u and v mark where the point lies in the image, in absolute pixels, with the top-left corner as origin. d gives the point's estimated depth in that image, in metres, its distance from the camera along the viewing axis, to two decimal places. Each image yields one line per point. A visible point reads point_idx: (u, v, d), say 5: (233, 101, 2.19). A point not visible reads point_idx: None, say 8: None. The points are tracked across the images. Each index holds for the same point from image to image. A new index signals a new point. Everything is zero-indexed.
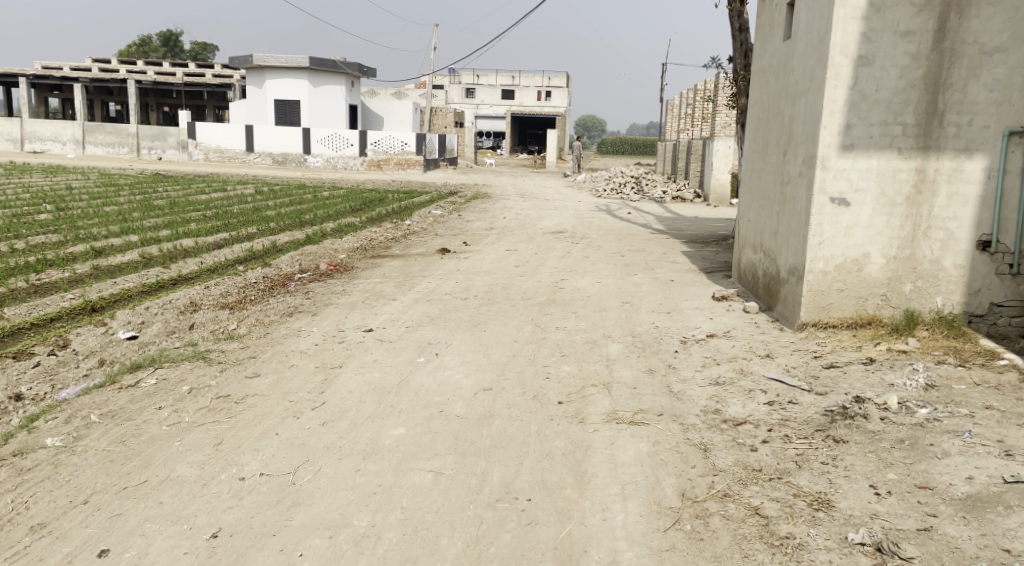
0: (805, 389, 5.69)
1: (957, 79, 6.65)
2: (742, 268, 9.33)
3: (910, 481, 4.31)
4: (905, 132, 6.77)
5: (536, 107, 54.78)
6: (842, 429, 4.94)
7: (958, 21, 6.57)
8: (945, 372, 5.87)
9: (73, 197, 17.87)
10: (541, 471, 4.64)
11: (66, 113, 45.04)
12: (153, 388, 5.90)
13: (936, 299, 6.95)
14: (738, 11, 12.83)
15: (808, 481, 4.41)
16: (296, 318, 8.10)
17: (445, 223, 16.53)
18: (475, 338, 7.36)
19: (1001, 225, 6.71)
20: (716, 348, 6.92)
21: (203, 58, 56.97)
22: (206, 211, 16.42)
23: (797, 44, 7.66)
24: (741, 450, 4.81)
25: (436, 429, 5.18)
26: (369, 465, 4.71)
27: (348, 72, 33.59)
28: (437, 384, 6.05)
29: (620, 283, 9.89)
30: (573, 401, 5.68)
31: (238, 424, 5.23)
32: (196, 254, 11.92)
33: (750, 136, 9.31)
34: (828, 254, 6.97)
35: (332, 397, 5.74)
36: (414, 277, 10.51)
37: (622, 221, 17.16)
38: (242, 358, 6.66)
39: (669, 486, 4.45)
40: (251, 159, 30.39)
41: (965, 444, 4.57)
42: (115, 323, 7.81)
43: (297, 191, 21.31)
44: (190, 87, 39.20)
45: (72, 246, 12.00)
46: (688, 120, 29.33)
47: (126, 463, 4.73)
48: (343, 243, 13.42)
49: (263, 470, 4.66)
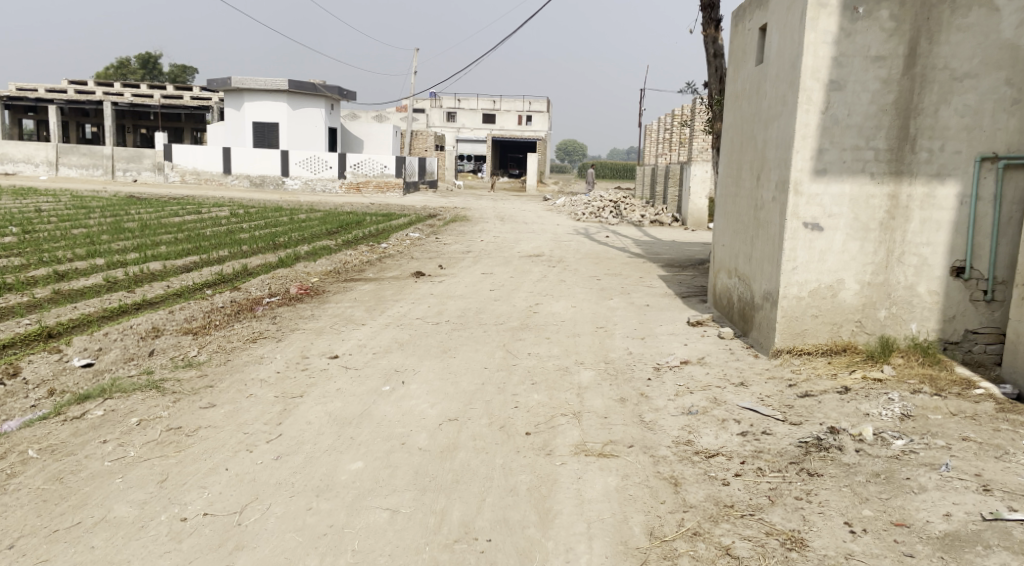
0: (779, 419, 5.52)
1: (927, 104, 6.57)
2: (718, 292, 9.20)
3: (886, 519, 4.14)
4: (877, 157, 6.67)
5: (517, 131, 54.93)
6: (816, 462, 4.78)
7: (928, 46, 6.52)
8: (921, 402, 5.72)
9: (41, 219, 17.52)
10: (503, 508, 4.43)
11: (41, 135, 44.49)
12: (100, 420, 5.64)
13: (911, 326, 6.82)
14: (713, 37, 12.81)
15: (781, 518, 4.24)
16: (260, 344, 7.86)
17: (421, 246, 16.31)
18: (444, 364, 7.16)
19: (974, 251, 6.60)
20: (690, 375, 6.75)
21: (183, 80, 56.60)
22: (177, 234, 16.12)
23: (769, 69, 7.57)
24: (713, 485, 4.62)
25: (396, 463, 4.96)
26: (322, 504, 4.50)
27: (327, 94, 33.49)
28: (400, 414, 5.82)
29: (596, 308, 9.73)
30: (542, 431, 5.48)
31: (186, 460, 5.02)
32: (163, 277, 11.66)
33: (724, 159, 9.21)
34: (802, 279, 6.85)
35: (288, 429, 5.50)
36: (385, 301, 10.29)
37: (600, 245, 17.03)
38: (199, 387, 6.41)
39: (637, 525, 4.26)
40: (228, 181, 30.08)
41: (943, 478, 4.41)
42: (70, 350, 7.56)
43: (273, 213, 21.09)
44: (168, 108, 38.95)
45: (34, 269, 11.69)
46: (665, 145, 29.42)
47: (59, 503, 4.53)
48: (316, 266, 13.19)
49: (206, 509, 4.46)
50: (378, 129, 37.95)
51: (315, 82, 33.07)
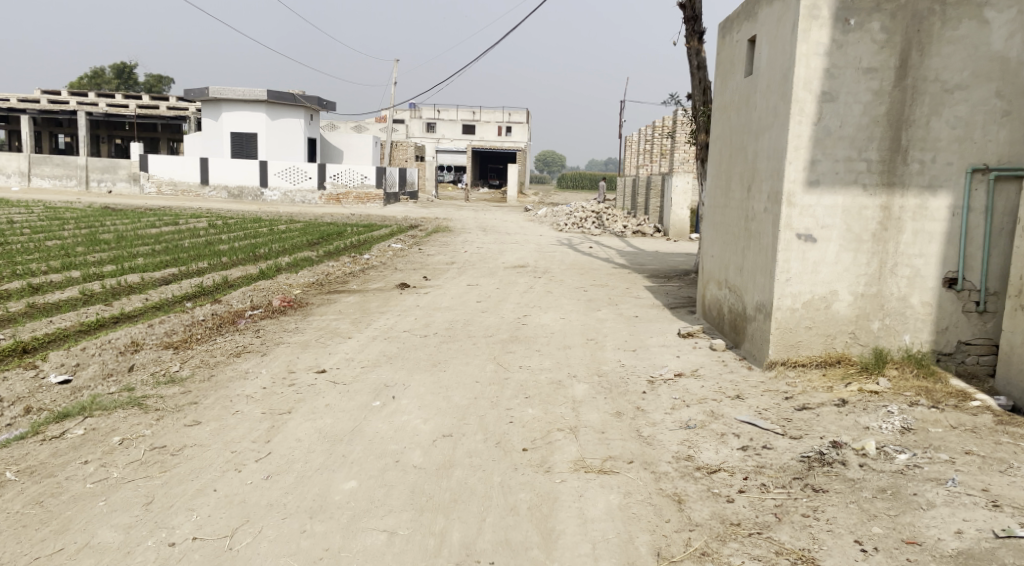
0: (778, 433, 5.45)
1: (919, 116, 6.55)
2: (707, 303, 9.15)
3: (896, 537, 4.09)
4: (870, 168, 6.65)
5: (497, 141, 54.97)
6: (820, 477, 4.71)
7: (919, 58, 6.50)
8: (920, 414, 5.67)
9: (14, 231, 17.18)
10: (504, 529, 4.32)
11: (12, 145, 43.77)
12: (80, 439, 5.46)
13: (904, 337, 6.78)
14: (697, 49, 12.81)
15: (789, 537, 4.17)
16: (244, 358, 7.69)
17: (405, 257, 16.16)
18: (435, 378, 7.03)
19: (966, 262, 6.59)
20: (684, 388, 6.67)
21: (158, 90, 56.03)
22: (155, 245, 15.87)
23: (759, 81, 7.55)
24: (717, 502, 4.53)
25: (391, 482, 4.83)
26: (317, 526, 4.36)
27: (307, 104, 33.30)
28: (393, 430, 5.69)
29: (584, 319, 9.64)
30: (538, 447, 5.37)
31: (172, 480, 4.86)
32: (141, 290, 11.43)
33: (713, 170, 9.18)
34: (795, 291, 6.80)
35: (278, 447, 5.35)
36: (371, 313, 10.14)
37: (584, 255, 16.95)
38: (182, 404, 6.24)
39: (642, 545, 4.17)
40: (206, 192, 29.74)
41: (950, 494, 4.35)
42: (47, 366, 7.36)
43: (252, 224, 20.82)
44: (144, 118, 38.56)
45: (8, 283, 11.43)
46: (645, 156, 29.49)
47: (40, 528, 4.37)
48: (298, 278, 13.00)
49: (196, 533, 4.31)
50: (357, 140, 37.76)
51: (295, 93, 32.87)
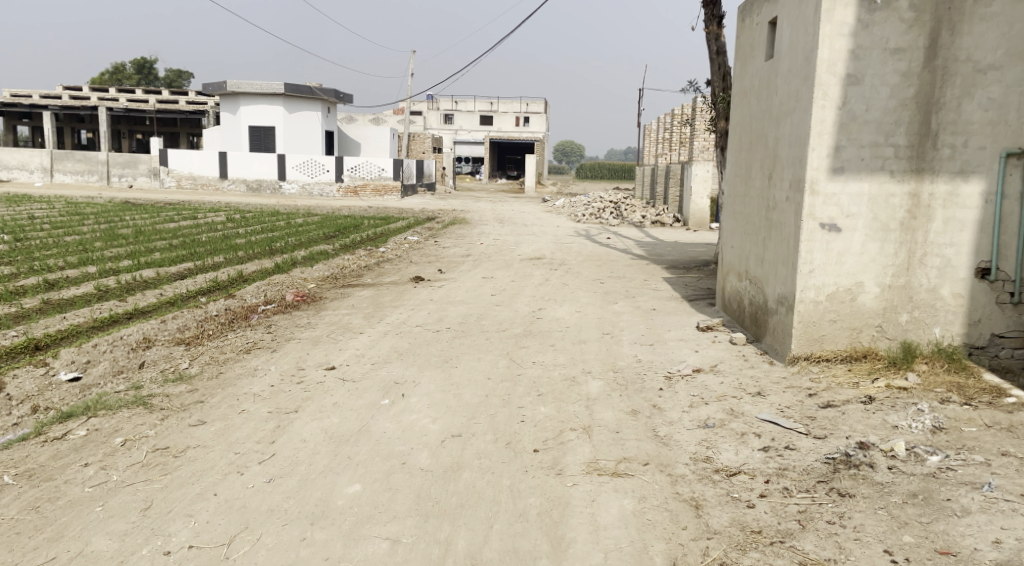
0: (802, 433, 5.20)
1: (950, 98, 6.26)
2: (727, 296, 8.90)
3: (930, 546, 3.85)
4: (897, 154, 6.36)
5: (515, 132, 54.74)
6: (847, 481, 4.47)
7: (950, 37, 6.21)
8: (952, 412, 5.39)
9: (34, 226, 17.19)
10: (512, 537, 4.13)
11: (36, 141, 44.13)
12: (82, 441, 5.31)
13: (934, 330, 6.50)
14: (716, 34, 12.49)
15: (813, 546, 3.94)
16: (254, 355, 7.53)
17: (421, 249, 15.99)
18: (445, 375, 6.84)
19: (1000, 252, 6.31)
20: (704, 384, 6.43)
21: (178, 85, 56.38)
22: (172, 240, 15.78)
23: (780, 64, 7.27)
24: (737, 507, 4.31)
25: (397, 486, 4.64)
26: (317, 533, 4.18)
27: (324, 97, 33.21)
28: (400, 430, 5.51)
29: (601, 313, 9.39)
30: (550, 448, 5.16)
31: (172, 484, 4.70)
32: (157, 285, 11.34)
33: (732, 158, 8.90)
34: (819, 283, 6.52)
35: (282, 449, 5.18)
36: (385, 307, 9.96)
37: (602, 246, 16.70)
38: (188, 403, 6.08)
39: (657, 554, 3.96)
40: (225, 186, 29.76)
41: (986, 500, 4.10)
42: (57, 363, 7.22)
43: (270, 218, 20.67)
44: (164, 113, 38.71)
45: (23, 279, 11.36)
46: (665, 144, 29.06)
47: (33, 536, 4.22)
48: (313, 272, 12.85)
49: (191, 541, 4.15)
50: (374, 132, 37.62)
51: (312, 85, 32.77)
